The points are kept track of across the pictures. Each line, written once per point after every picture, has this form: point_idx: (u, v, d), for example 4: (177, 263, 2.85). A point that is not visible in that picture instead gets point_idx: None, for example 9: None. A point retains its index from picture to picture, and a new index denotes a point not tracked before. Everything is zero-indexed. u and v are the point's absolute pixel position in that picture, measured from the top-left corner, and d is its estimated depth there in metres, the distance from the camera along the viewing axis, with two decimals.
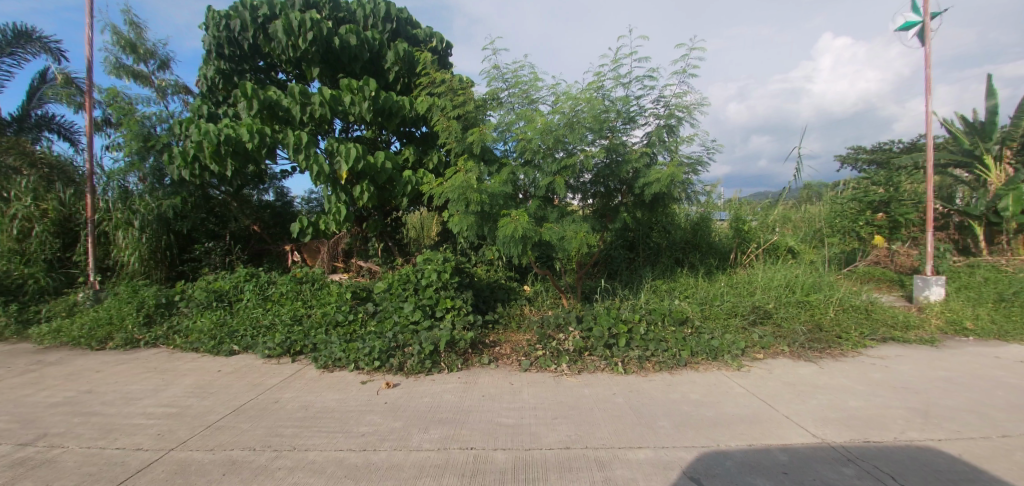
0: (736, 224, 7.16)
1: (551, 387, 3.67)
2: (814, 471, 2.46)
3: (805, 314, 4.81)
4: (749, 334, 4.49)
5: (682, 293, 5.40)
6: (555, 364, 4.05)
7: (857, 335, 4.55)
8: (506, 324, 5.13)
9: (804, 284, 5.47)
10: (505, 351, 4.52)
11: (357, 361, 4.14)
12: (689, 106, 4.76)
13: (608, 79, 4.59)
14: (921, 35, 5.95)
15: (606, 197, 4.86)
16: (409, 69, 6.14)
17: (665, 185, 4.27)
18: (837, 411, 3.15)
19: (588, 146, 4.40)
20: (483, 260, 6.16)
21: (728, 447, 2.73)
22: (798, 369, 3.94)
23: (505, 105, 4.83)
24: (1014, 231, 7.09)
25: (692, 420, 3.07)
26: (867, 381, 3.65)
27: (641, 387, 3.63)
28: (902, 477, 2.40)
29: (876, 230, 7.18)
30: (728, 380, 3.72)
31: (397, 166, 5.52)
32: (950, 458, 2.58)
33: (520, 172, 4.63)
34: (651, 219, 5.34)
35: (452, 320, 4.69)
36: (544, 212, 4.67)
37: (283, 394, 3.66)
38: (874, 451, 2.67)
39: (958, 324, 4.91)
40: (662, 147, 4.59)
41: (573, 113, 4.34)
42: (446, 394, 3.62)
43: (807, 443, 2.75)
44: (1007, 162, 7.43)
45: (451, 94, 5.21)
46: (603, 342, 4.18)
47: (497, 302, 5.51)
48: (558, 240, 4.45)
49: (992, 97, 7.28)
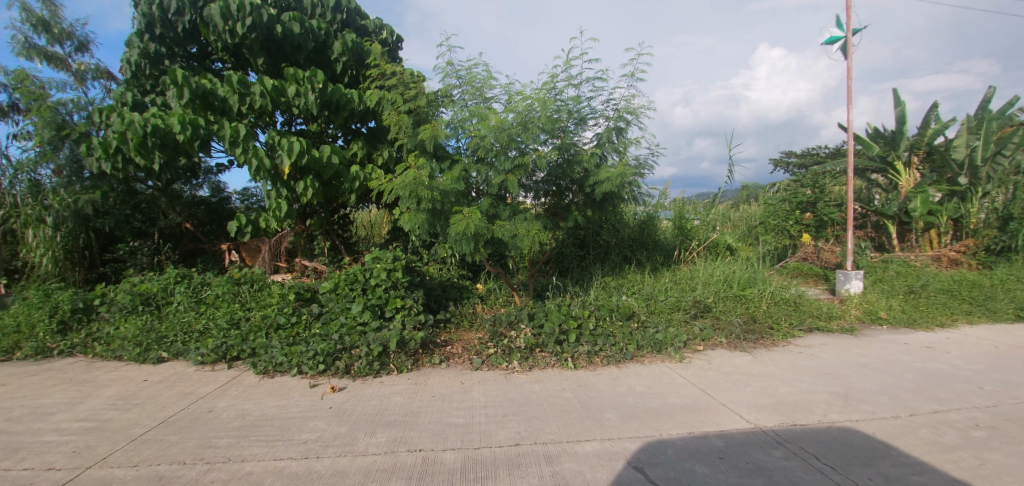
0: (679, 223, 7.46)
1: (503, 385, 3.66)
2: (747, 455, 2.61)
3: (741, 307, 5.09)
4: (690, 327, 4.70)
5: (629, 289, 5.56)
6: (507, 361, 4.05)
7: (787, 326, 4.88)
8: (457, 323, 5.06)
9: (740, 279, 5.80)
10: (457, 350, 4.46)
11: (301, 364, 3.95)
12: (636, 109, 4.90)
13: (560, 79, 4.64)
14: (843, 50, 6.46)
15: (558, 196, 4.89)
16: (358, 61, 5.94)
17: (615, 184, 4.39)
18: (769, 397, 3.36)
19: (540, 146, 4.44)
20: (435, 260, 6.06)
21: (669, 435, 2.84)
22: (734, 359, 4.17)
23: (458, 102, 4.77)
24: (920, 229, 7.87)
25: (638, 411, 3.16)
26: (794, 368, 3.92)
27: (590, 381, 3.69)
28: (824, 457, 2.59)
29: (804, 228, 7.84)
30: (671, 372, 3.87)
31: (344, 161, 5.30)
32: (866, 437, 2.82)
33: (472, 170, 4.56)
34: (601, 218, 5.44)
35: (402, 320, 4.56)
36: (496, 210, 4.65)
37: (218, 402, 3.43)
38: (800, 432, 2.87)
39: (873, 313, 5.38)
40: (611, 148, 4.70)
41: (526, 113, 4.35)
42: (395, 395, 3.53)
43: (742, 429, 2.91)
44: (915, 167, 8.19)
45: (402, 87, 5.10)
46: (554, 338, 4.21)
47: (449, 301, 5.43)
48: (510, 238, 4.43)
49: (901, 110, 8.03)
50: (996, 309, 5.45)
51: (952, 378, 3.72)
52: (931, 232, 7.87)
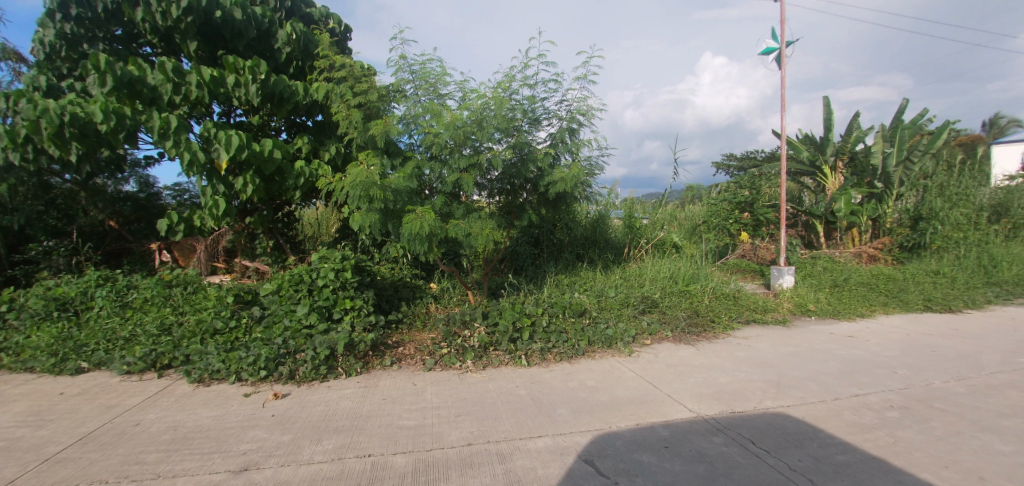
0: (629, 222, 7.70)
1: (455, 385, 3.62)
2: (690, 443, 2.74)
3: (685, 302, 5.34)
4: (638, 321, 4.87)
5: (581, 286, 5.67)
6: (460, 361, 4.01)
7: (727, 318, 5.17)
8: (410, 323, 4.96)
9: (685, 275, 6.08)
10: (409, 351, 4.37)
11: (240, 371, 3.72)
12: (589, 111, 5.00)
13: (515, 79, 4.64)
14: (778, 60, 6.91)
15: (512, 194, 4.88)
16: (304, 51, 5.68)
17: (568, 184, 4.46)
18: (710, 387, 3.54)
19: (495, 145, 4.41)
20: (387, 259, 5.92)
21: (619, 427, 2.92)
22: (679, 351, 4.36)
23: (411, 98, 4.66)
24: (844, 228, 8.61)
25: (589, 406, 3.23)
26: (733, 359, 4.16)
27: (543, 378, 3.73)
28: (759, 441, 2.76)
29: (743, 227, 8.37)
30: (620, 366, 3.98)
31: (287, 156, 5.05)
32: (796, 421, 3.03)
33: (426, 168, 4.47)
34: (555, 216, 5.50)
35: (352, 322, 4.41)
36: (449, 208, 4.57)
37: (146, 415, 3.16)
38: (738, 419, 3.04)
39: (803, 306, 5.81)
40: (565, 149, 4.78)
41: (480, 111, 4.31)
42: (343, 400, 3.40)
43: (686, 418, 3.05)
44: (840, 171, 8.90)
45: (352, 80, 4.92)
46: (508, 336, 4.22)
47: (401, 301, 5.30)
48: (464, 236, 4.38)
49: (828, 118, 8.71)
50: (907, 300, 6.04)
51: (870, 364, 4.08)
52: (853, 231, 8.65)
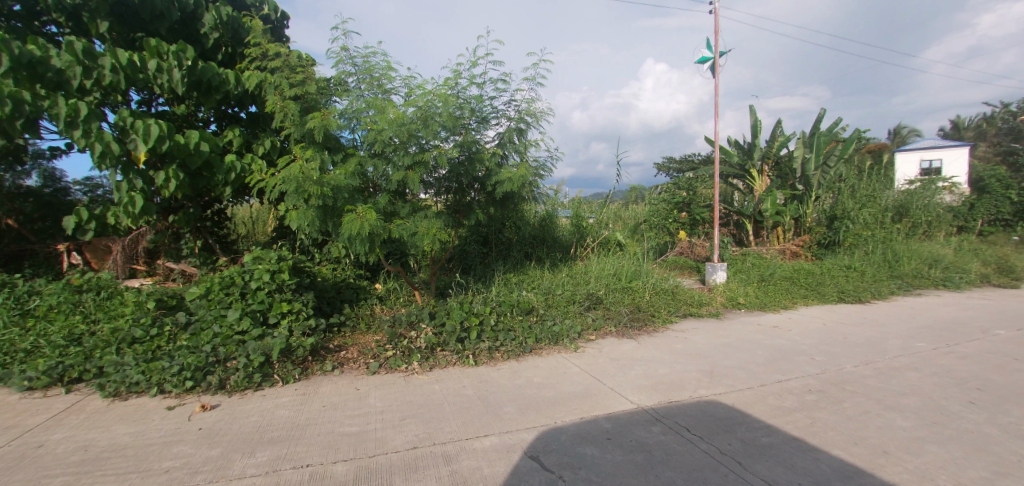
0: (576, 221, 7.88)
1: (401, 388, 3.53)
2: (631, 433, 2.84)
3: (628, 298, 5.54)
4: (584, 318, 4.99)
5: (529, 285, 5.73)
6: (406, 363, 3.92)
7: (666, 313, 5.43)
8: (353, 326, 4.79)
9: (628, 272, 6.32)
10: (352, 355, 4.22)
11: (162, 382, 3.41)
12: (537, 112, 5.05)
13: (463, 77, 4.59)
14: (712, 69, 7.35)
15: (460, 193, 4.81)
16: (234, 37, 5.31)
17: (515, 184, 4.49)
18: (650, 379, 3.70)
19: (442, 143, 4.33)
20: (329, 259, 5.66)
21: (564, 422, 2.98)
22: (621, 345, 4.52)
23: (353, 92, 4.49)
24: (770, 227, 9.30)
25: (535, 402, 3.27)
26: (671, 351, 4.37)
27: (490, 377, 3.73)
28: (694, 428, 2.92)
29: (680, 226, 8.89)
30: (566, 362, 4.07)
31: (217, 149, 4.69)
32: (727, 407, 3.24)
33: (369, 165, 4.32)
34: (503, 215, 5.50)
35: (289, 326, 4.17)
36: (394, 207, 4.45)
37: (48, 435, 2.81)
38: (676, 408, 3.20)
39: (734, 299, 6.22)
40: (512, 148, 4.80)
41: (426, 108, 4.23)
42: (279, 409, 3.21)
43: (628, 410, 3.16)
44: (766, 174, 9.60)
45: (288, 70, 4.68)
46: (455, 336, 4.16)
47: (343, 304, 5.09)
48: (409, 236, 4.29)
49: (755, 125, 9.38)
50: (824, 292, 6.64)
51: (792, 352, 4.44)
52: (779, 229, 9.35)
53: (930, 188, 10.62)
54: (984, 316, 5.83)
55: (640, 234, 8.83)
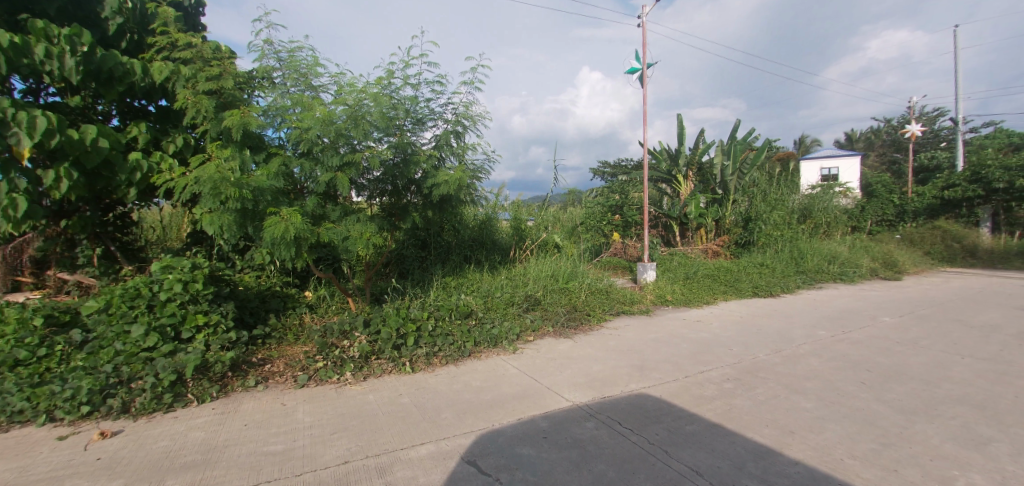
0: (516, 224, 7.95)
1: (332, 400, 3.37)
2: (566, 430, 2.91)
3: (565, 298, 5.69)
4: (523, 319, 5.06)
5: (468, 288, 5.70)
6: (338, 374, 3.75)
7: (601, 312, 5.64)
8: (280, 338, 4.51)
9: (565, 273, 6.50)
10: (278, 369, 3.97)
11: (52, 409, 2.99)
12: (474, 116, 5.05)
13: (397, 76, 4.49)
14: (640, 80, 7.76)
15: (396, 195, 4.67)
16: (141, 22, 4.84)
17: (452, 187, 4.44)
18: (585, 376, 3.81)
19: (374, 144, 4.21)
20: (252, 266, 5.29)
21: (501, 424, 2.99)
22: (558, 345, 4.63)
23: (278, 88, 4.28)
24: (694, 228, 10.03)
25: (472, 406, 3.25)
26: (605, 348, 4.54)
27: (427, 383, 3.67)
28: (625, 421, 3.06)
29: (614, 228, 9.43)
30: (505, 364, 4.09)
31: (119, 146, 4.23)
32: (655, 399, 3.42)
33: (295, 165, 4.10)
34: (441, 218, 5.43)
35: (206, 340, 3.83)
36: (324, 210, 4.23)
37: None
38: (608, 403, 3.33)
39: (663, 296, 6.60)
40: (449, 151, 4.77)
41: (357, 107, 4.09)
42: (193, 431, 2.94)
43: (563, 408, 3.24)
44: (690, 179, 10.28)
45: (201, 62, 4.39)
46: (391, 343, 4.05)
47: (269, 314, 4.78)
48: (341, 241, 4.10)
49: (681, 132, 10.04)
50: (741, 288, 7.23)
51: (713, 344, 4.78)
52: (701, 231, 10.06)
53: (828, 192, 11.93)
54: (871, 305, 6.64)
55: (577, 235, 9.20)
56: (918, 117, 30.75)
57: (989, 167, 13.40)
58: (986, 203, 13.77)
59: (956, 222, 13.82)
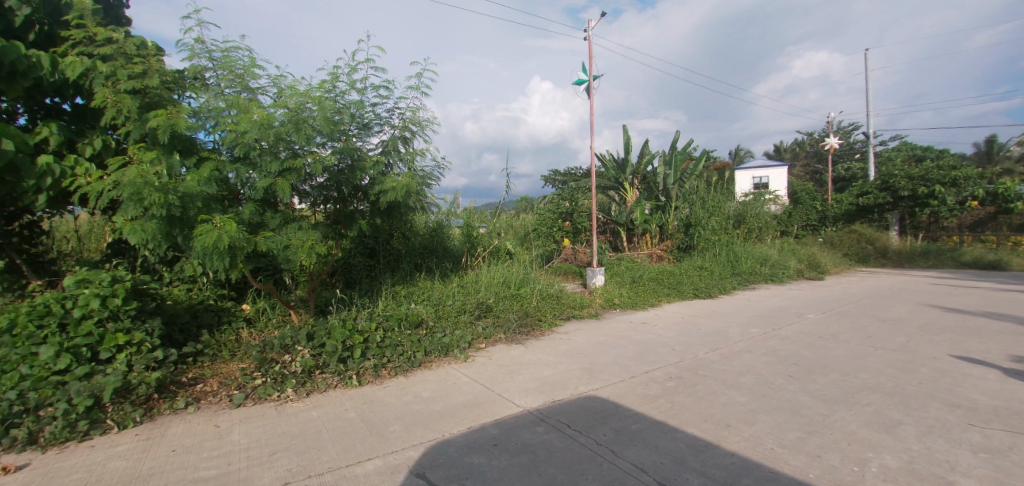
0: (468, 231, 7.89)
1: (272, 419, 3.20)
2: (516, 436, 2.93)
3: (516, 305, 5.73)
4: (474, 327, 5.04)
5: (419, 297, 5.60)
6: (278, 391, 3.56)
7: (552, 317, 5.74)
8: (214, 355, 4.23)
9: (516, 279, 6.55)
10: (211, 388, 3.71)
11: None
12: (422, 122, 5.01)
13: (340, 80, 4.39)
14: (587, 91, 8.01)
15: (342, 202, 4.53)
16: (53, 12, 4.40)
17: (401, 194, 4.36)
18: (536, 381, 3.86)
19: (318, 149, 4.10)
20: (182, 278, 4.94)
21: (451, 434, 2.96)
22: (510, 351, 4.66)
23: (210, 89, 4.12)
24: (640, 234, 10.47)
25: (421, 418, 3.19)
26: (555, 352, 4.63)
27: (375, 396, 3.57)
28: (574, 424, 3.12)
29: (565, 234, 9.81)
30: (456, 372, 4.06)
31: (24, 149, 3.80)
32: (602, 400, 3.52)
33: (230, 171, 3.88)
34: (390, 226, 5.34)
35: (128, 361, 3.51)
36: (262, 217, 4.03)
37: None
38: (558, 406, 3.39)
39: (611, 300, 6.82)
40: (397, 157, 4.71)
41: (298, 112, 3.95)
42: (112, 460, 2.67)
43: (513, 414, 3.26)
44: (635, 186, 10.73)
45: (123, 59, 4.07)
46: (336, 356, 3.91)
47: (201, 330, 4.48)
48: (281, 250, 3.91)
49: (627, 142, 10.45)
50: (683, 290, 7.62)
51: (657, 345, 5.00)
52: (647, 236, 10.52)
53: (760, 200, 12.84)
54: (798, 303, 7.20)
55: (529, 241, 9.35)
56: (835, 131, 33.88)
57: (895, 177, 14.98)
58: (893, 209, 15.35)
59: (869, 226, 15.30)
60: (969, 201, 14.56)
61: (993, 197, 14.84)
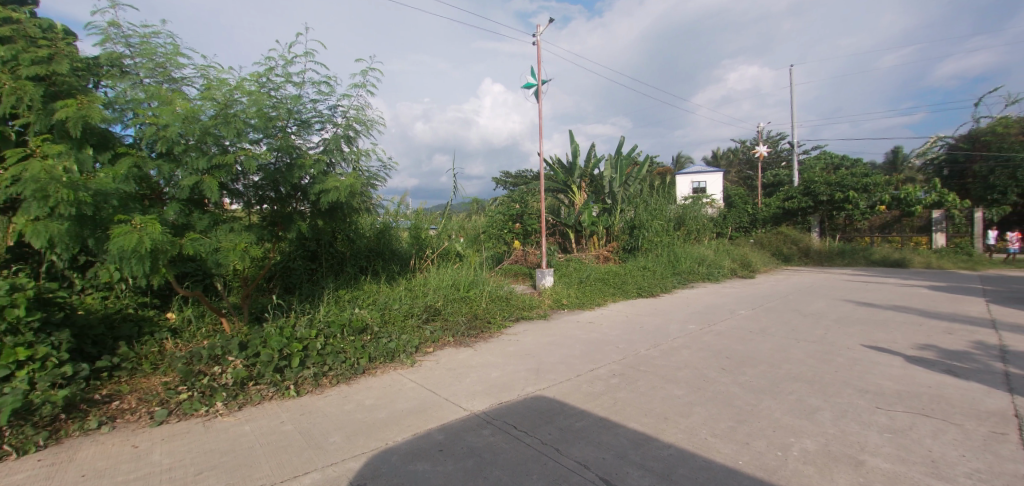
0: (416, 233, 7.71)
1: (199, 436, 2.99)
2: (462, 440, 2.92)
3: (465, 307, 5.71)
4: (422, 331, 4.97)
5: (364, 301, 5.44)
6: (207, 405, 3.33)
7: (501, 318, 5.78)
8: (133, 369, 3.89)
9: (465, 282, 6.52)
10: (129, 405, 3.41)
11: None
12: (367, 120, 4.87)
13: (276, 73, 4.20)
14: (536, 95, 8.13)
15: (280, 202, 4.29)
16: None
17: (343, 194, 4.21)
18: (483, 384, 3.86)
19: (251, 145, 3.89)
20: (96, 285, 4.50)
21: (395, 442, 2.89)
22: (458, 354, 4.64)
23: (127, 77, 3.80)
24: (588, 235, 10.78)
25: (364, 426, 3.10)
26: (504, 354, 4.65)
27: (315, 406, 3.42)
28: (520, 425, 3.15)
29: (515, 236, 10.13)
30: (402, 378, 3.99)
31: None
32: (548, 400, 3.57)
33: (151, 167, 3.58)
34: (332, 228, 5.15)
35: (28, 378, 3.14)
36: (188, 219, 3.75)
37: None
38: (504, 408, 3.41)
39: (559, 301, 6.96)
40: (340, 156, 4.55)
41: (228, 105, 3.76)
42: None
43: (460, 418, 3.24)
44: (583, 189, 11.04)
45: (23, 42, 3.65)
46: (272, 366, 3.71)
47: (117, 343, 4.10)
48: (209, 253, 3.67)
49: (574, 146, 10.72)
50: (627, 289, 7.92)
51: (602, 343, 5.16)
52: (594, 238, 10.84)
53: (698, 203, 13.62)
54: (731, 301, 7.70)
55: (479, 243, 9.39)
56: (766, 141, 36.61)
57: (815, 183, 16.38)
58: (814, 212, 16.78)
59: (794, 229, 16.65)
60: (878, 205, 16.19)
61: (897, 202, 16.57)
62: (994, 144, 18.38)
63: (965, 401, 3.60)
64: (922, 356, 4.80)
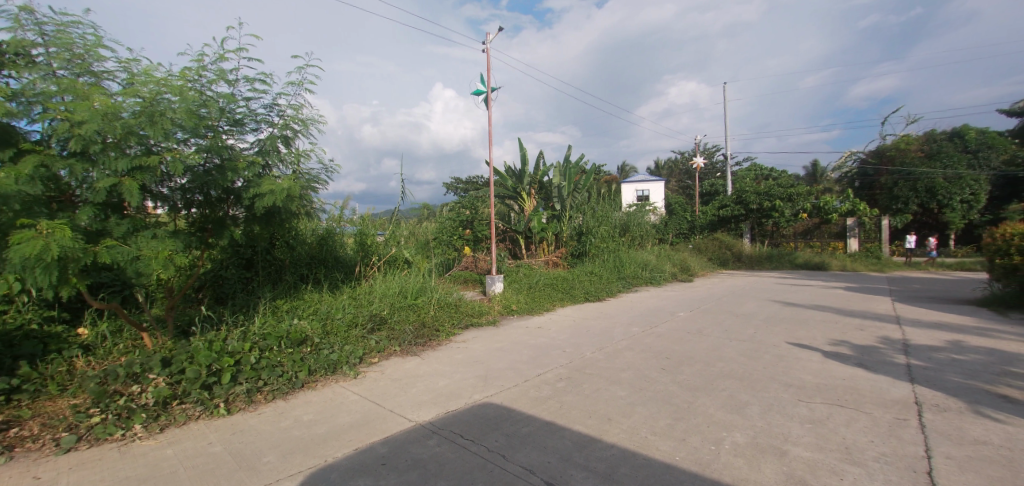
0: (361, 238, 7.51)
1: (113, 462, 2.74)
2: (407, 452, 2.87)
3: (413, 315, 5.63)
4: (366, 341, 4.83)
5: (304, 311, 5.21)
6: (123, 428, 3.07)
7: (449, 326, 5.74)
8: (36, 391, 3.50)
9: (413, 289, 6.41)
10: (30, 432, 3.05)
11: None
12: (306, 120, 4.70)
13: (208, 69, 3.97)
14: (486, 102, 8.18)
15: (210, 206, 4.06)
16: None
17: (280, 198, 4.03)
18: (429, 393, 3.82)
19: (178, 145, 3.64)
20: None
21: (335, 458, 2.80)
22: (405, 364, 4.57)
23: (35, 67, 3.44)
24: (538, 242, 10.95)
25: (302, 444, 2.97)
26: (452, 362, 4.63)
27: (247, 424, 3.24)
28: (466, 433, 3.15)
29: (465, 242, 10.09)
30: (344, 391, 3.87)
31: None
32: (495, 407, 3.60)
33: (61, 167, 3.25)
34: (269, 234, 4.91)
35: None
36: (104, 223, 3.44)
37: None
38: (451, 417, 3.39)
39: (508, 307, 7.02)
40: (276, 159, 4.36)
41: (154, 102, 3.52)
42: None
43: (405, 429, 3.19)
44: (533, 195, 11.22)
45: None
46: (199, 383, 3.47)
47: (16, 363, 3.67)
48: (128, 262, 3.39)
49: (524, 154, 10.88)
50: (575, 294, 8.14)
51: (549, 347, 5.26)
52: (544, 244, 11.01)
53: (642, 211, 14.25)
54: (671, 304, 8.11)
55: (429, 249, 9.29)
56: (705, 152, 38.99)
57: (746, 193, 17.66)
58: (746, 219, 18.06)
59: (728, 235, 17.84)
60: (800, 213, 17.68)
61: (817, 210, 18.17)
62: (897, 159, 20.74)
63: (873, 392, 4.00)
64: (838, 352, 5.29)
